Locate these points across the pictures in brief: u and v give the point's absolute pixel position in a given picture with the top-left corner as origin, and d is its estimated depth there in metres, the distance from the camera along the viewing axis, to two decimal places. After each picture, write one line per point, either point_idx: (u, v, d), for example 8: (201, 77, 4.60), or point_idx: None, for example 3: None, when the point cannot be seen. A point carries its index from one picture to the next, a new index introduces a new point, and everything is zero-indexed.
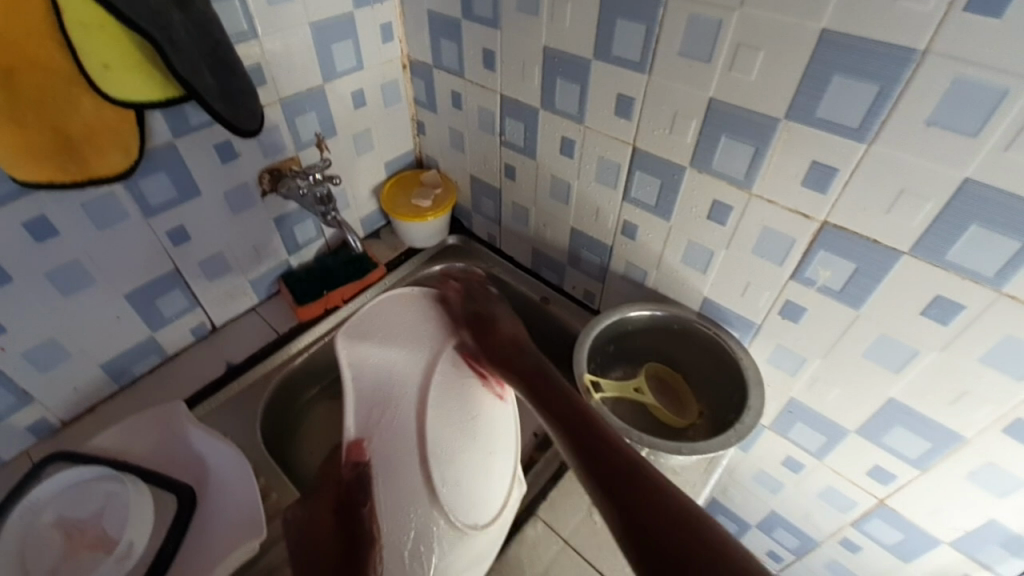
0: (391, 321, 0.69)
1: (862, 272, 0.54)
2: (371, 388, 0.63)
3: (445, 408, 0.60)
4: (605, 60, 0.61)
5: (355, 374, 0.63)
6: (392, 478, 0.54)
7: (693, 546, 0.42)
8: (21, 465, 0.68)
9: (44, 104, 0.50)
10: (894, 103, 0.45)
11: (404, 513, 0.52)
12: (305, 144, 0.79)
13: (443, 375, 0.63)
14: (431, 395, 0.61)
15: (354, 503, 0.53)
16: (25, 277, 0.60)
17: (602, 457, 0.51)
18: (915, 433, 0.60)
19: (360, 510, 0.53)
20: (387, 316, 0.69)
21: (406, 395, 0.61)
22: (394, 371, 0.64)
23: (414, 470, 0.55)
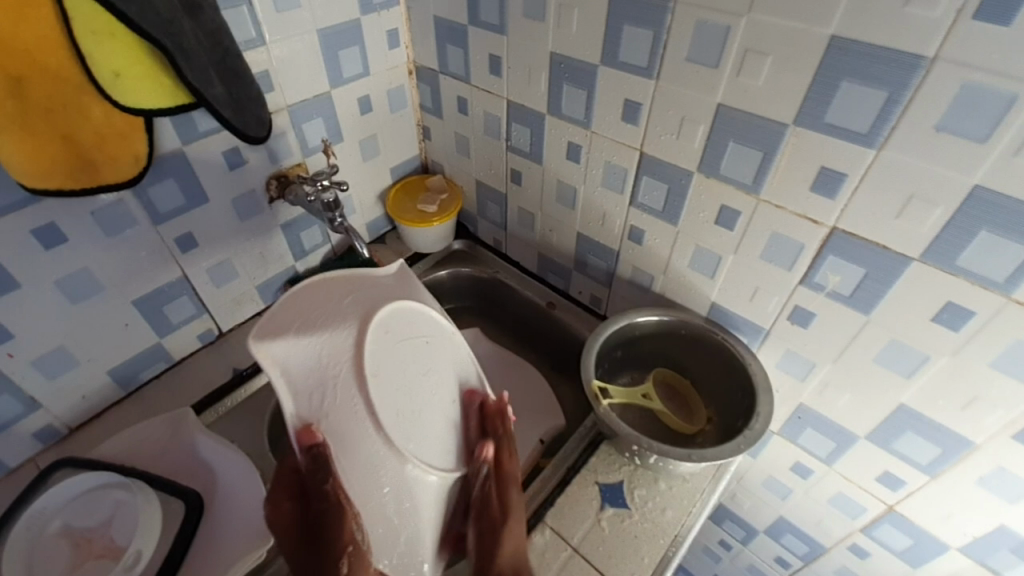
0: (303, 307, 0.50)
1: (872, 278, 0.54)
2: (304, 377, 0.47)
3: (396, 379, 0.50)
4: (612, 65, 0.61)
5: (279, 369, 0.47)
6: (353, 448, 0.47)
7: None
8: (28, 473, 0.68)
9: (52, 111, 0.50)
10: (903, 108, 0.45)
11: (375, 479, 0.47)
12: (312, 150, 0.79)
13: (384, 342, 0.50)
14: (377, 368, 0.48)
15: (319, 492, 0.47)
16: (34, 284, 0.60)
17: None
18: (925, 438, 0.60)
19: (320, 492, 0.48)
20: (300, 301, 0.50)
21: (349, 375, 0.47)
22: (324, 348, 0.48)
23: (377, 450, 0.47)
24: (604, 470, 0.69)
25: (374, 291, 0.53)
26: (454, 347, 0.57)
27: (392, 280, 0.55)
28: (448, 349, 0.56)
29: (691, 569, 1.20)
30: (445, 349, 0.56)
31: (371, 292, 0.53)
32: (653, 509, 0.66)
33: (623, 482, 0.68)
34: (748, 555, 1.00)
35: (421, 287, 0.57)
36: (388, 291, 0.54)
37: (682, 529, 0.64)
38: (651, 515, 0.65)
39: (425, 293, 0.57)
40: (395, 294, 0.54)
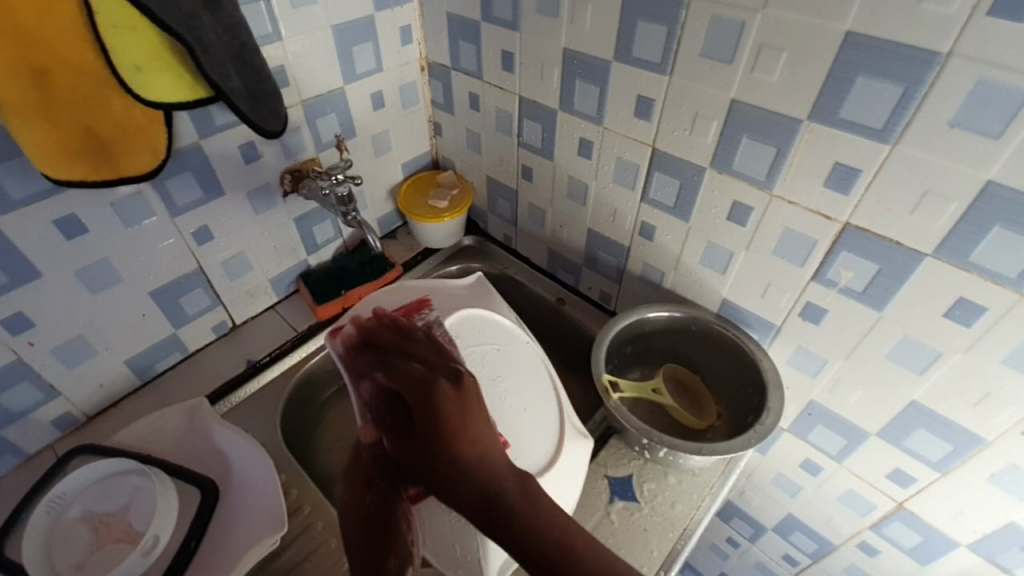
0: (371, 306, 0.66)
1: (885, 274, 0.54)
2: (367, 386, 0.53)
3: None
4: (625, 61, 0.61)
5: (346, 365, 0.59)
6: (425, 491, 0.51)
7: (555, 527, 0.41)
8: (47, 460, 0.69)
9: (74, 104, 0.51)
10: (918, 104, 0.45)
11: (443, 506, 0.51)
12: (325, 145, 0.80)
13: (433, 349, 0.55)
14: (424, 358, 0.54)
15: (373, 484, 0.51)
16: (55, 274, 0.61)
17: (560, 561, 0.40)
18: (937, 435, 0.60)
19: (380, 485, 0.51)
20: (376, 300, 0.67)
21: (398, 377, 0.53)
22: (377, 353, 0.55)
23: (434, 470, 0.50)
24: (614, 463, 0.69)
25: (450, 300, 0.67)
26: (524, 351, 0.64)
27: (465, 290, 0.70)
28: (522, 356, 0.64)
29: (698, 566, 1.20)
30: (517, 354, 0.64)
31: (449, 301, 0.67)
32: (662, 503, 0.66)
33: (632, 475, 0.68)
34: (756, 552, 1.00)
35: (491, 298, 0.69)
36: (460, 300, 0.67)
37: (691, 522, 0.64)
38: (660, 509, 0.65)
39: (497, 303, 0.68)
40: (468, 303, 0.67)
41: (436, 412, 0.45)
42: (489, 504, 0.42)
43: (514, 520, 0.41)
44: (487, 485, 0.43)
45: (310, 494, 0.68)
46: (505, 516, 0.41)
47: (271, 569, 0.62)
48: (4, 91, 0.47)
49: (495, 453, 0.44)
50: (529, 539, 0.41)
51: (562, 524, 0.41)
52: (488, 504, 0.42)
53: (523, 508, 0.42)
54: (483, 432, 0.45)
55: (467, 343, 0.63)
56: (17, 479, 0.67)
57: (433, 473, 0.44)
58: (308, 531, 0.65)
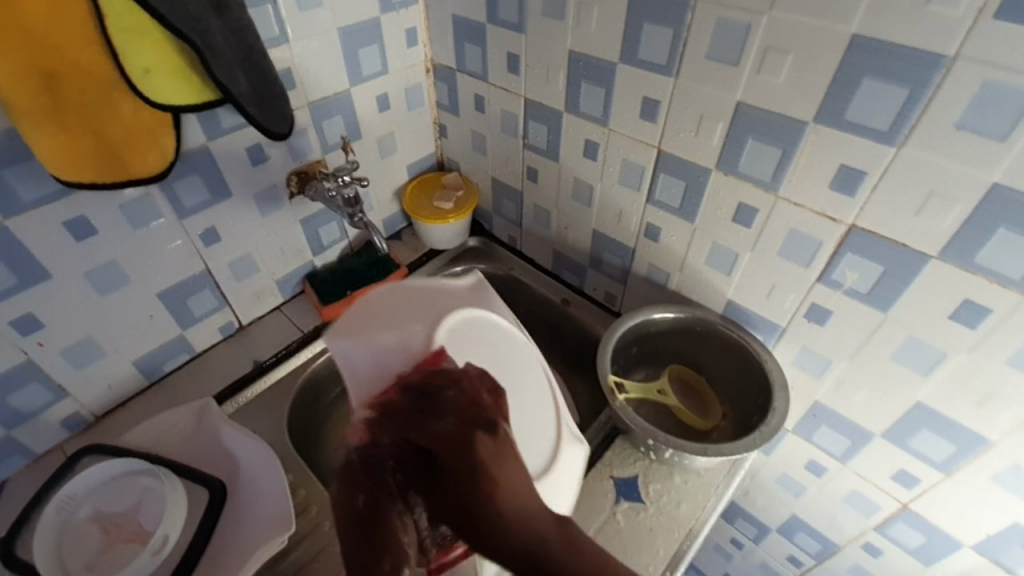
0: (366, 318, 0.58)
1: (890, 275, 0.54)
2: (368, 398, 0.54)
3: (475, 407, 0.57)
4: (631, 63, 0.61)
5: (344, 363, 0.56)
6: None
7: None
8: (56, 460, 0.69)
9: (85, 107, 0.52)
10: (924, 106, 0.45)
11: None
12: (331, 147, 0.81)
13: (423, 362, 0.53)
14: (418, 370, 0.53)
15: (371, 527, 0.44)
16: (64, 275, 0.62)
17: None
18: (942, 436, 0.60)
19: (380, 524, 0.44)
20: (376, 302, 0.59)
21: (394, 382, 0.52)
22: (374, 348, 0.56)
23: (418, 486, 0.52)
24: (619, 464, 0.69)
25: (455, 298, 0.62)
26: (523, 355, 0.63)
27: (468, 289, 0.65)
28: (524, 362, 0.62)
29: (702, 567, 1.20)
30: (515, 356, 0.62)
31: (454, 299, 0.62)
32: (668, 503, 0.66)
33: (637, 476, 0.68)
34: (760, 553, 1.00)
35: (490, 299, 0.65)
36: (459, 299, 0.62)
37: (696, 523, 0.65)
38: (666, 509, 0.66)
39: (495, 304, 0.65)
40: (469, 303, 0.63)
41: (474, 465, 0.41)
42: (539, 556, 0.37)
43: (571, 574, 0.37)
44: (538, 545, 0.38)
45: (316, 494, 0.68)
46: (559, 572, 0.37)
47: (278, 568, 0.63)
48: (15, 95, 0.48)
49: (538, 503, 0.40)
50: None
51: (615, 571, 0.37)
52: (535, 557, 0.37)
53: (581, 563, 0.37)
54: (520, 479, 0.41)
55: (474, 345, 0.59)
56: (26, 479, 0.68)
57: (473, 535, 0.39)
58: (315, 531, 0.65)
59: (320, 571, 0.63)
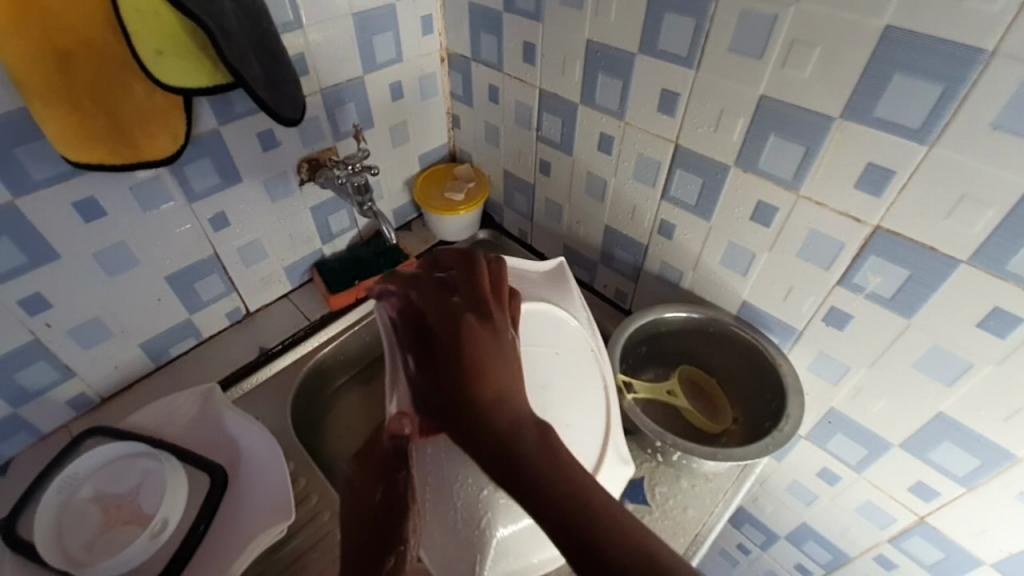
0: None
1: (916, 280, 0.52)
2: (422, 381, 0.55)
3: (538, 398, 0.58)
4: (650, 54, 0.60)
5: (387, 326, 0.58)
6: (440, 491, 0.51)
7: (571, 485, 0.37)
8: (62, 439, 0.70)
9: (96, 87, 0.51)
10: (958, 104, 0.43)
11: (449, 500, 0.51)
12: (343, 135, 0.80)
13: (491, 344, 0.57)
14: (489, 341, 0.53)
15: (392, 476, 0.48)
16: (74, 256, 0.62)
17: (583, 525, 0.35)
18: (964, 449, 0.58)
19: (399, 476, 0.48)
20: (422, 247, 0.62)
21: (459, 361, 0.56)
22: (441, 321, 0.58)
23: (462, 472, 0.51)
24: None
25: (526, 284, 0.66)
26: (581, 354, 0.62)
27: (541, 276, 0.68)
28: (586, 360, 0.62)
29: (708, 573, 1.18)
30: (576, 353, 0.62)
31: (525, 285, 0.66)
32: (673, 507, 0.65)
33: (643, 478, 0.67)
34: (767, 560, 0.98)
35: (567, 293, 0.67)
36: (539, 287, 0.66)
37: (702, 529, 0.63)
38: (672, 513, 0.64)
39: (570, 299, 0.66)
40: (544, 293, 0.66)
41: (463, 343, 0.45)
42: (509, 456, 0.39)
43: (532, 473, 0.38)
44: (510, 452, 0.39)
45: (318, 484, 0.68)
46: (520, 471, 0.38)
47: (277, 557, 0.62)
48: (28, 74, 0.47)
49: (515, 405, 0.42)
50: (556, 492, 0.37)
51: (585, 487, 0.37)
52: (505, 454, 0.39)
53: (545, 458, 0.39)
54: (507, 373, 0.44)
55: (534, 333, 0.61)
56: (32, 457, 0.68)
57: (459, 434, 0.42)
58: (315, 520, 0.65)
59: (319, 561, 0.62)
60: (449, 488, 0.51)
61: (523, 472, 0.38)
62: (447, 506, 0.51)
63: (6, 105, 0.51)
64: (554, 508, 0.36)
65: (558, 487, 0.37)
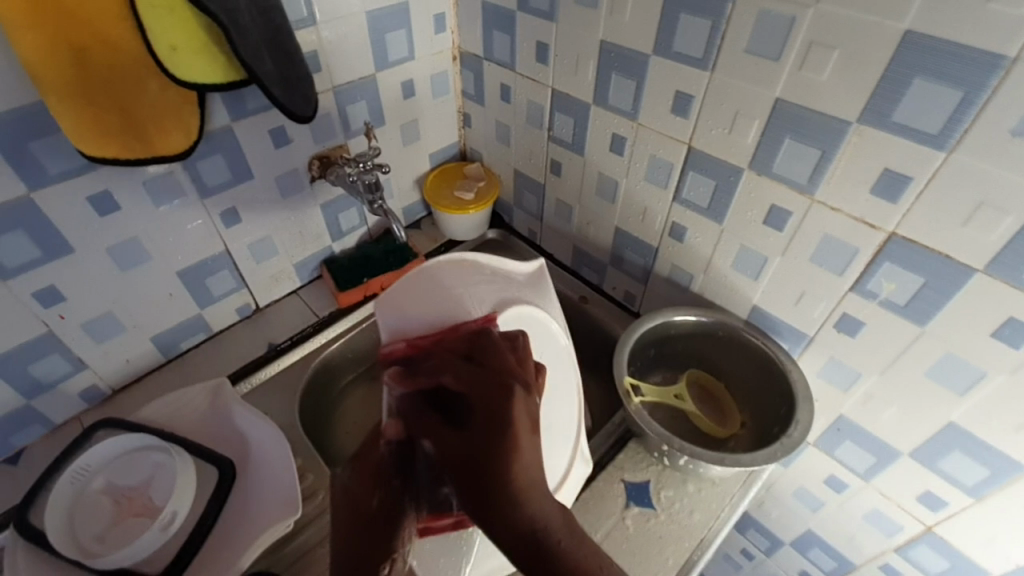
0: (427, 286, 0.58)
1: (930, 288, 0.52)
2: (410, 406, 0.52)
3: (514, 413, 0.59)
4: (665, 55, 0.59)
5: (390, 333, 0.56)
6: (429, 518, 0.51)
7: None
8: (72, 430, 0.71)
9: (113, 82, 0.52)
10: (978, 110, 0.43)
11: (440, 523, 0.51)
12: (354, 132, 0.80)
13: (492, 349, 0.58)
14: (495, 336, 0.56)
15: (390, 481, 0.47)
16: (87, 250, 0.62)
17: None
18: (975, 458, 0.57)
19: (395, 483, 0.47)
20: (434, 274, 0.58)
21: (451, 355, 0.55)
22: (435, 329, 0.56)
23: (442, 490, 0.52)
24: (631, 468, 0.68)
25: (508, 287, 0.61)
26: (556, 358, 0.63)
27: (525, 278, 0.63)
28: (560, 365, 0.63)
29: None
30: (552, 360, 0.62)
31: (506, 288, 0.61)
32: (679, 511, 0.64)
33: (649, 481, 0.67)
34: (771, 565, 0.97)
35: (547, 295, 0.63)
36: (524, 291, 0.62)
37: (708, 533, 0.63)
38: (677, 517, 0.64)
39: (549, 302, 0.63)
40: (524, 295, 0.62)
41: (504, 416, 0.42)
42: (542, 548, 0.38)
43: (563, 568, 0.37)
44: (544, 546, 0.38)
45: (324, 480, 0.69)
46: (551, 559, 0.38)
47: (282, 554, 0.62)
48: (45, 67, 0.48)
49: (546, 493, 0.40)
50: None
51: None
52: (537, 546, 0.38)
53: (573, 549, 0.38)
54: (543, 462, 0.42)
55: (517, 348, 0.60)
56: (43, 448, 0.69)
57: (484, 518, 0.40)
58: (320, 517, 0.65)
59: (323, 558, 0.62)
60: (437, 517, 0.51)
61: (548, 565, 0.37)
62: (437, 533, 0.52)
63: (23, 99, 0.52)
64: None
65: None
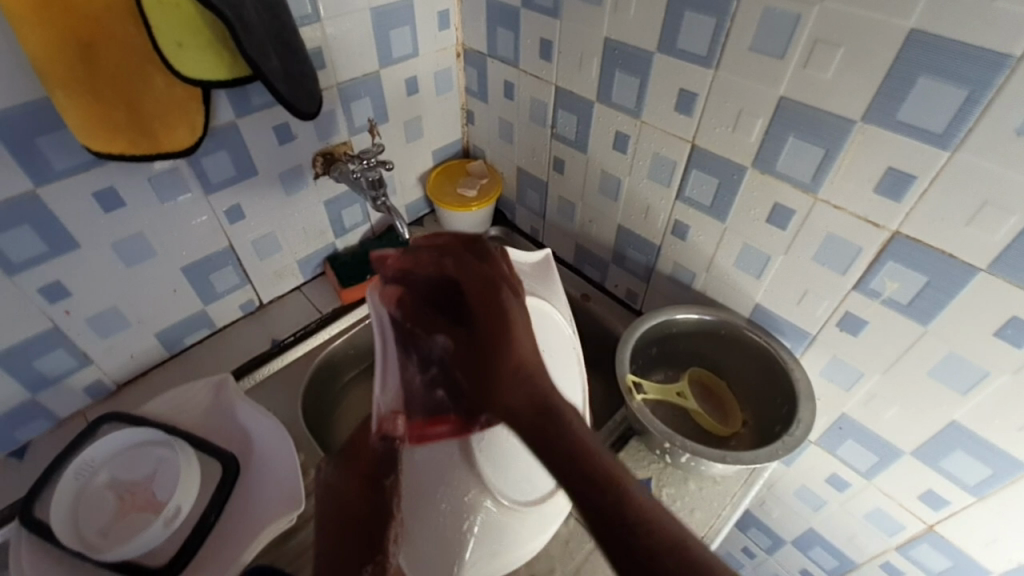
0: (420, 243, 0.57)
1: (933, 286, 0.51)
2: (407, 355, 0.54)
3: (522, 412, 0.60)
4: (669, 53, 0.59)
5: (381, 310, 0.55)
6: (420, 501, 0.55)
7: (595, 458, 0.37)
8: (77, 425, 0.71)
9: (118, 78, 0.52)
10: (983, 109, 0.42)
11: (432, 506, 0.55)
12: (357, 129, 0.80)
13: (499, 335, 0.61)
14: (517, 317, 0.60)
15: (382, 480, 0.47)
16: (91, 245, 0.62)
17: (607, 494, 0.35)
18: (976, 458, 0.57)
19: (386, 484, 0.47)
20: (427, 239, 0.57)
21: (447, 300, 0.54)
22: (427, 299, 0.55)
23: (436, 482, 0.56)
24: (632, 465, 0.68)
25: None
26: (562, 355, 0.62)
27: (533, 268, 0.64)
28: (563, 361, 0.62)
29: None
30: (563, 357, 0.62)
31: None
32: (680, 509, 0.65)
33: (651, 479, 0.67)
34: (772, 564, 0.98)
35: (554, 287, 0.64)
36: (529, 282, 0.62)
37: (709, 531, 0.63)
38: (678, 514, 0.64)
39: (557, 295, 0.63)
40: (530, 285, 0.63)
41: (506, 326, 0.50)
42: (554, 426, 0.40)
43: (564, 434, 0.39)
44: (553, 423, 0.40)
45: None
46: (559, 430, 0.40)
47: (284, 548, 0.63)
48: (50, 64, 0.48)
49: (546, 373, 0.45)
50: (586, 461, 0.37)
51: (610, 463, 0.37)
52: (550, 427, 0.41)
53: (573, 426, 0.40)
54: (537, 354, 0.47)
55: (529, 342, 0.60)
56: (48, 442, 0.69)
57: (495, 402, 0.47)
58: None
59: None
60: (430, 500, 0.55)
61: (549, 434, 0.40)
62: (429, 517, 0.54)
63: (29, 95, 0.52)
64: (579, 480, 0.36)
65: (587, 453, 0.37)
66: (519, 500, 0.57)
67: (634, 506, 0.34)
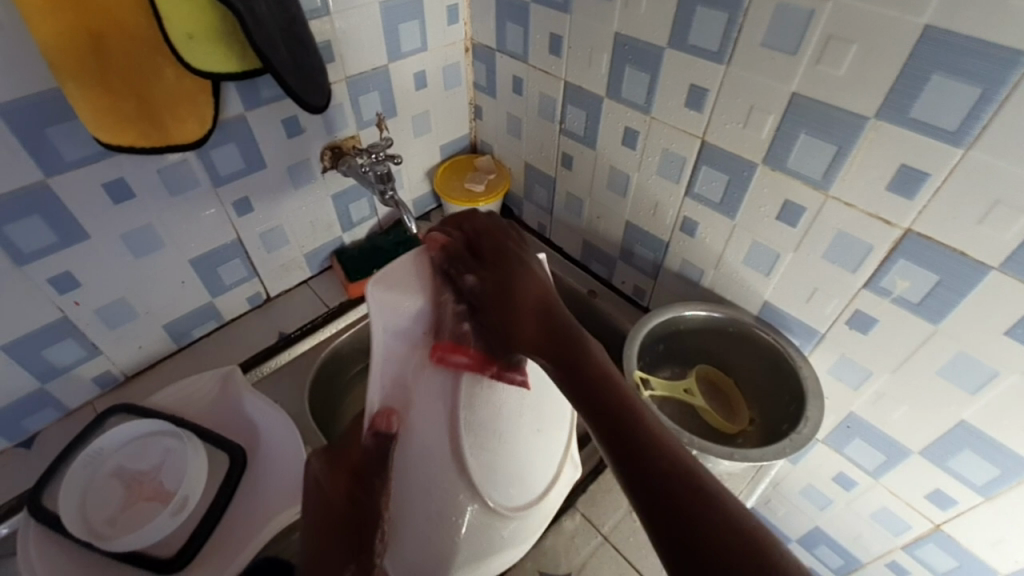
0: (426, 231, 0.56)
1: (945, 285, 0.51)
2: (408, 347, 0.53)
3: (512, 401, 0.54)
4: (680, 49, 0.59)
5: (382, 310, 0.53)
6: (410, 502, 0.47)
7: (636, 418, 0.40)
8: (86, 415, 0.72)
9: (130, 70, 0.52)
10: (997, 107, 0.42)
11: (422, 510, 0.47)
12: (366, 123, 0.80)
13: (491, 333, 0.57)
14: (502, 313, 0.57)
15: (370, 480, 0.46)
16: (101, 237, 0.63)
17: (656, 452, 0.37)
18: (985, 457, 0.57)
19: (376, 483, 0.46)
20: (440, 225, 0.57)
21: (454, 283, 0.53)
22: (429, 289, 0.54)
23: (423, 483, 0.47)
24: None
25: None
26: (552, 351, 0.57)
27: None
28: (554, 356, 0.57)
29: None
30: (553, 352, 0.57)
31: None
32: None
33: None
34: None
35: None
36: None
37: None
38: None
39: None
40: None
41: (533, 299, 0.50)
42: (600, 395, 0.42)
43: (607, 402, 0.41)
44: (600, 394, 0.42)
45: None
46: (604, 394, 0.42)
47: None
48: (62, 55, 0.48)
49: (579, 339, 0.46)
50: (631, 425, 0.39)
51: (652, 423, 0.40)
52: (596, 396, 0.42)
53: (612, 394, 0.42)
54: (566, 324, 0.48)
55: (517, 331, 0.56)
56: (57, 432, 0.70)
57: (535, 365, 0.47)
58: None
59: None
60: (418, 500, 0.47)
61: (593, 402, 0.42)
62: (415, 523, 0.47)
63: (41, 86, 0.52)
64: (629, 442, 0.38)
65: (630, 418, 0.40)
66: (506, 505, 0.49)
67: (678, 459, 0.37)
